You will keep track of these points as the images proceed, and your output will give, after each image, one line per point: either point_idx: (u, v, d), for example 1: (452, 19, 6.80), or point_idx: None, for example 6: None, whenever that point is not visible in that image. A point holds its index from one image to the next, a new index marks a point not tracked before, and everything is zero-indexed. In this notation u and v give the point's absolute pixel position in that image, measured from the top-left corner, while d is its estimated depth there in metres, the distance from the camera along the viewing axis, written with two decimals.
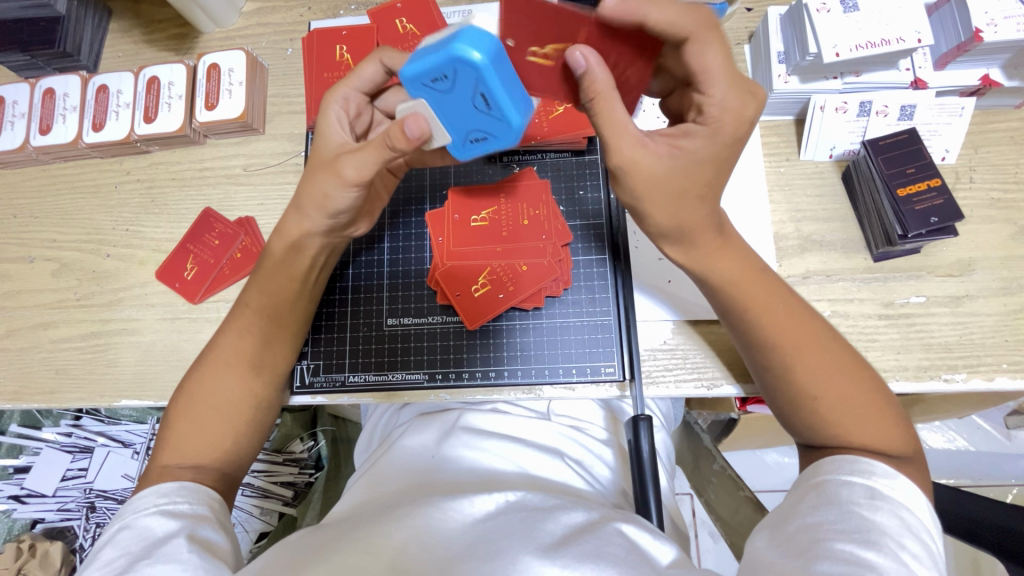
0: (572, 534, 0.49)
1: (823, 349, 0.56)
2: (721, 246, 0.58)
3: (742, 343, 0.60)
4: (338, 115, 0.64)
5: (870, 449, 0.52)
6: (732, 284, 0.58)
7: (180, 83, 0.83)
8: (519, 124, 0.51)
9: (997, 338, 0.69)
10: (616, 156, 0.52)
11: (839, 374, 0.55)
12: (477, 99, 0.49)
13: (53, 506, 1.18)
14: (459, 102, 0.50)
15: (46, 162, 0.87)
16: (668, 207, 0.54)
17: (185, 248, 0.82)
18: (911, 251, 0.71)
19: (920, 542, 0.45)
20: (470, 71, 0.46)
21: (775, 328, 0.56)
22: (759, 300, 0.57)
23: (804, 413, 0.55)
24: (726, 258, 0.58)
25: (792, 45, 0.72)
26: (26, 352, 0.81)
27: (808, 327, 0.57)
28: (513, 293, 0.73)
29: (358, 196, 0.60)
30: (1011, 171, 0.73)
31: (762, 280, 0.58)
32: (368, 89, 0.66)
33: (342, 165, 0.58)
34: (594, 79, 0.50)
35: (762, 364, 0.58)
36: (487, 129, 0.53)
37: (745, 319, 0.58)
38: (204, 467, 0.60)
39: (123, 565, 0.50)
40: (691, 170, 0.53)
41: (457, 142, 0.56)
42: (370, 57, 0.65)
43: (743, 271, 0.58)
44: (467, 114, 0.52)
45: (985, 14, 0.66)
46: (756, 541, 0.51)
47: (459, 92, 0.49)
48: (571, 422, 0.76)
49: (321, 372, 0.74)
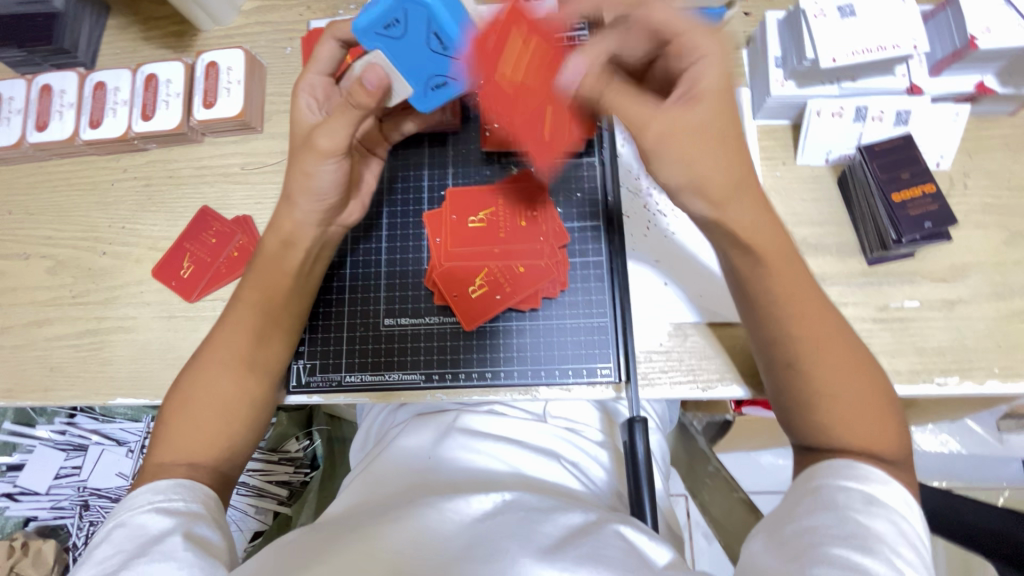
0: (569, 536, 0.49)
1: (839, 348, 0.56)
2: (768, 224, 0.57)
3: (760, 341, 0.59)
4: (308, 102, 0.65)
5: (875, 451, 0.53)
6: (772, 265, 0.57)
7: (178, 80, 0.83)
8: (472, 59, 0.58)
9: (990, 342, 0.69)
10: (656, 123, 0.54)
11: (853, 374, 0.55)
12: (431, 38, 0.55)
13: (46, 504, 1.17)
14: (415, 45, 0.56)
15: (42, 158, 0.87)
16: (714, 169, 0.54)
17: (181, 247, 0.81)
18: (906, 256, 0.72)
19: (914, 548, 0.46)
20: (418, 11, 0.53)
21: (797, 325, 0.56)
22: (793, 288, 0.57)
23: (816, 410, 0.55)
24: (773, 238, 0.57)
25: (790, 49, 0.73)
26: (21, 349, 0.80)
27: (828, 326, 0.56)
28: (510, 294, 0.73)
29: (337, 167, 0.62)
30: (1005, 178, 0.74)
31: (793, 263, 0.57)
32: (330, 70, 0.67)
33: (318, 138, 0.60)
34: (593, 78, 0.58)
35: (779, 365, 0.57)
36: (445, 71, 0.60)
37: (773, 308, 0.57)
38: (199, 465, 0.60)
39: (118, 563, 0.50)
40: (710, 113, 0.53)
41: (420, 91, 0.62)
42: (324, 38, 0.65)
43: (779, 247, 0.57)
44: (426, 59, 0.58)
45: (981, 21, 0.67)
46: (752, 545, 0.51)
47: (412, 36, 0.55)
48: (567, 423, 0.76)
49: (317, 371, 0.74)
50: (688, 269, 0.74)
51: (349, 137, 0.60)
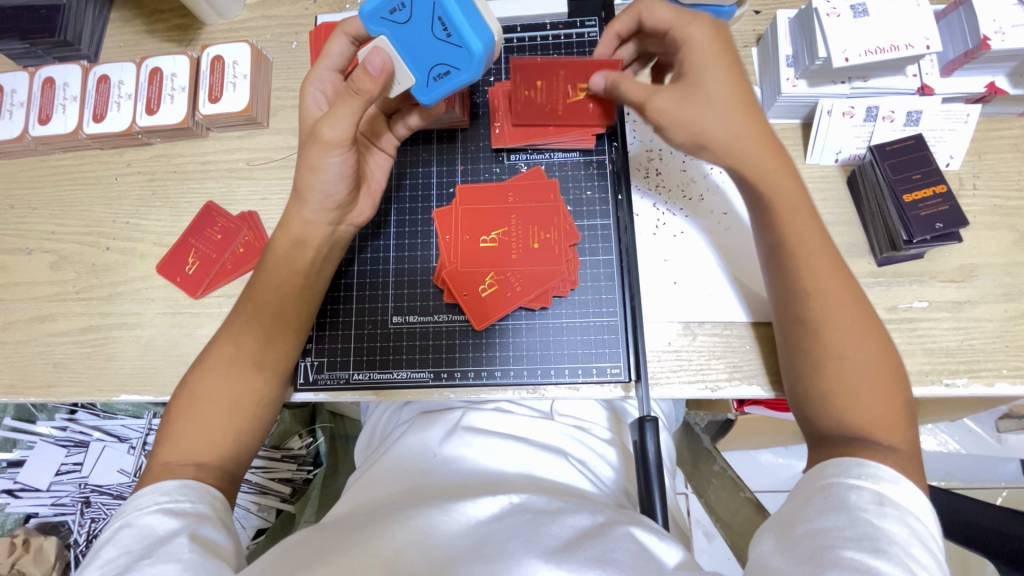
0: (577, 539, 0.49)
1: (855, 313, 0.57)
2: (782, 169, 0.62)
3: (778, 292, 0.62)
4: (316, 98, 0.66)
5: (879, 426, 0.54)
6: (794, 210, 0.61)
7: (183, 74, 0.82)
8: (477, 50, 0.58)
9: (998, 343, 0.69)
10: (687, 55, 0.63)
11: (866, 340, 0.57)
12: (434, 24, 0.57)
13: (47, 501, 1.17)
14: (418, 33, 0.58)
15: (45, 152, 0.86)
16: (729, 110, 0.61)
17: (186, 243, 0.81)
18: (915, 256, 0.72)
19: (928, 551, 0.46)
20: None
21: (812, 280, 0.59)
22: (812, 240, 0.60)
23: (824, 376, 0.57)
24: (790, 184, 0.61)
25: (802, 48, 0.72)
26: (23, 345, 0.80)
27: (843, 285, 0.58)
28: (520, 293, 0.73)
29: (342, 159, 0.61)
30: (1014, 179, 0.74)
31: (810, 218, 0.61)
32: (340, 66, 0.66)
33: (321, 130, 0.59)
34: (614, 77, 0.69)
35: (796, 320, 0.60)
36: (449, 62, 0.59)
37: (793, 258, 0.60)
38: (205, 465, 0.59)
39: (122, 565, 0.49)
40: (700, 81, 0.62)
41: (422, 82, 0.61)
42: (334, 33, 0.64)
43: (798, 203, 0.61)
44: (430, 48, 0.59)
45: (993, 22, 0.66)
46: (762, 544, 0.51)
47: (417, 22, 0.57)
48: (575, 422, 0.76)
49: (324, 370, 0.74)
50: (695, 268, 0.74)
51: (354, 126, 0.59)
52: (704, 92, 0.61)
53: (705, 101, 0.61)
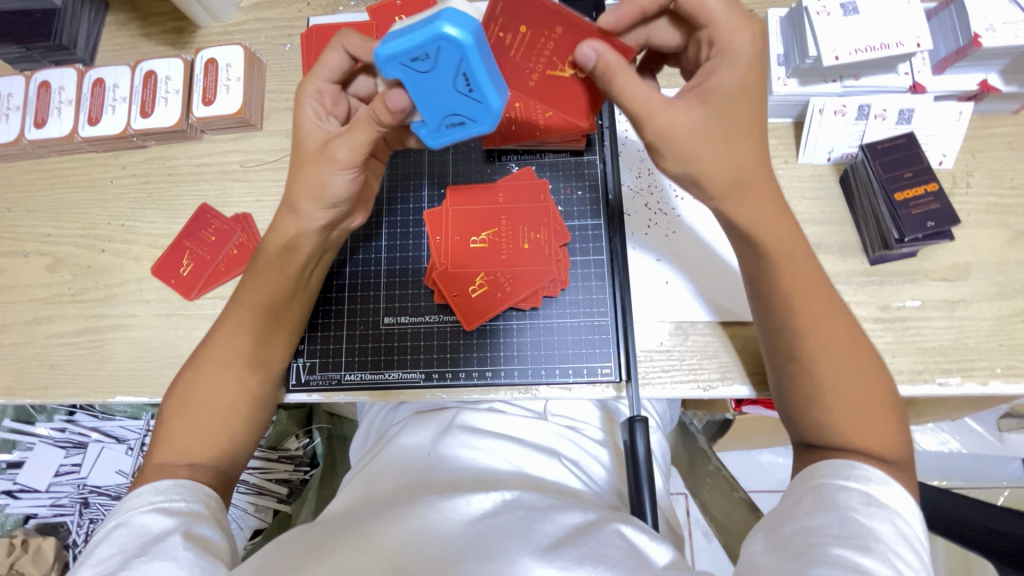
0: (569, 536, 0.49)
1: (848, 345, 0.55)
2: (776, 211, 0.57)
3: (765, 328, 0.59)
4: (316, 108, 0.64)
5: (872, 453, 0.52)
6: (787, 253, 0.57)
7: (177, 78, 0.82)
8: (497, 105, 0.55)
9: (992, 342, 0.69)
10: (654, 122, 0.54)
11: (856, 371, 0.55)
12: (458, 78, 0.52)
13: (47, 501, 1.17)
14: (438, 83, 0.52)
15: (41, 155, 0.86)
16: (721, 159, 0.54)
17: (181, 245, 0.81)
18: (908, 255, 0.72)
19: (914, 550, 0.46)
20: (453, 50, 0.49)
21: (805, 320, 0.56)
22: (799, 284, 0.57)
23: (814, 407, 0.55)
24: (784, 225, 0.57)
25: (793, 47, 0.72)
26: (19, 347, 0.80)
27: (835, 319, 0.56)
28: (511, 293, 0.73)
29: (353, 176, 0.61)
30: (1007, 176, 0.74)
31: (807, 265, 0.57)
32: (336, 77, 0.65)
33: (335, 149, 0.59)
34: (609, 63, 0.54)
35: (784, 353, 0.57)
36: (465, 112, 0.56)
37: (779, 302, 0.57)
38: (199, 465, 0.60)
39: (118, 562, 0.50)
40: (726, 110, 0.54)
41: (431, 127, 0.57)
42: (331, 45, 0.64)
43: (792, 251, 0.57)
44: (447, 98, 0.54)
45: (984, 19, 0.66)
46: (752, 544, 0.51)
47: (440, 73, 0.51)
48: (568, 422, 0.76)
49: (317, 370, 0.74)
50: (686, 269, 0.74)
51: (366, 149, 0.59)
52: (723, 126, 0.54)
53: (719, 137, 0.54)
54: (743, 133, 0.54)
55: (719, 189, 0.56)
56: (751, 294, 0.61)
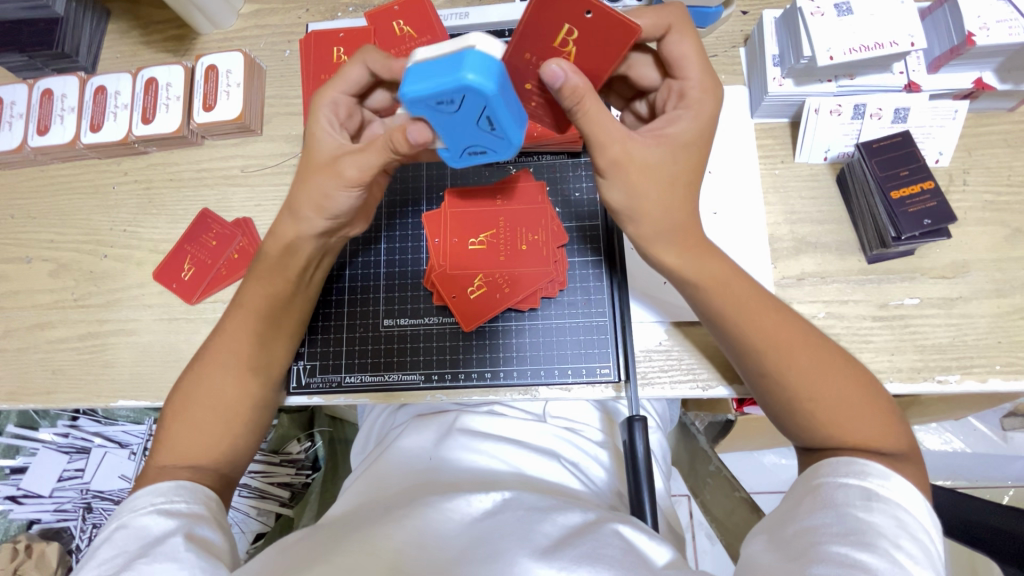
0: (568, 535, 0.49)
1: (815, 353, 0.56)
2: (703, 247, 0.59)
3: (732, 350, 0.59)
4: (330, 118, 0.64)
5: (866, 449, 0.53)
6: (718, 281, 0.58)
7: (178, 84, 0.83)
8: (517, 140, 0.57)
9: (991, 339, 0.69)
10: (607, 153, 0.53)
11: (830, 375, 0.55)
12: (481, 120, 0.53)
13: (50, 507, 1.19)
14: (462, 121, 0.53)
15: (44, 162, 0.87)
16: (663, 200, 0.55)
17: (182, 249, 0.82)
18: (906, 253, 0.72)
19: (917, 542, 0.46)
20: (476, 98, 0.50)
21: (762, 334, 0.56)
22: (748, 303, 0.58)
23: (801, 415, 0.55)
24: (712, 257, 0.59)
25: (787, 48, 0.72)
26: (22, 352, 0.81)
27: (796, 332, 0.57)
28: (510, 294, 0.73)
29: (358, 195, 0.61)
30: (1004, 174, 0.74)
31: (745, 287, 0.58)
32: (354, 91, 0.66)
33: (344, 166, 0.59)
34: (576, 86, 0.50)
35: (754, 370, 0.58)
36: (486, 144, 0.57)
37: (728, 327, 0.58)
38: (200, 467, 0.60)
39: (120, 564, 0.50)
40: (676, 155, 0.55)
41: (454, 152, 0.60)
42: (353, 60, 0.65)
43: (725, 272, 0.59)
44: (469, 132, 0.55)
45: (978, 18, 0.66)
46: (753, 544, 0.52)
47: (464, 113, 0.52)
48: (567, 423, 0.76)
49: (317, 372, 0.74)
50: None
51: (375, 172, 0.60)
52: (670, 169, 0.55)
53: (663, 181, 0.55)
54: (686, 181, 0.56)
55: (661, 230, 0.57)
56: (703, 321, 0.61)
